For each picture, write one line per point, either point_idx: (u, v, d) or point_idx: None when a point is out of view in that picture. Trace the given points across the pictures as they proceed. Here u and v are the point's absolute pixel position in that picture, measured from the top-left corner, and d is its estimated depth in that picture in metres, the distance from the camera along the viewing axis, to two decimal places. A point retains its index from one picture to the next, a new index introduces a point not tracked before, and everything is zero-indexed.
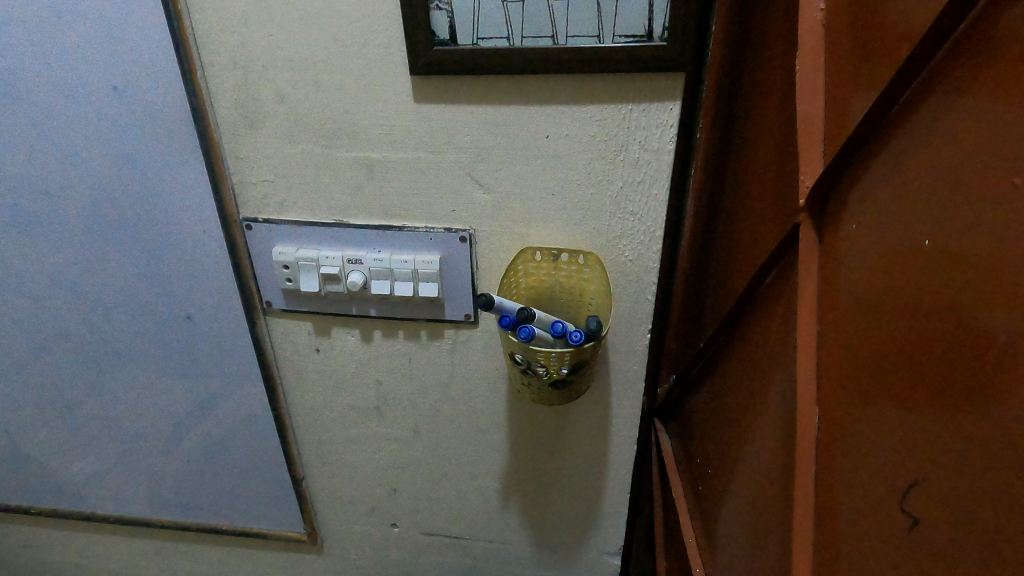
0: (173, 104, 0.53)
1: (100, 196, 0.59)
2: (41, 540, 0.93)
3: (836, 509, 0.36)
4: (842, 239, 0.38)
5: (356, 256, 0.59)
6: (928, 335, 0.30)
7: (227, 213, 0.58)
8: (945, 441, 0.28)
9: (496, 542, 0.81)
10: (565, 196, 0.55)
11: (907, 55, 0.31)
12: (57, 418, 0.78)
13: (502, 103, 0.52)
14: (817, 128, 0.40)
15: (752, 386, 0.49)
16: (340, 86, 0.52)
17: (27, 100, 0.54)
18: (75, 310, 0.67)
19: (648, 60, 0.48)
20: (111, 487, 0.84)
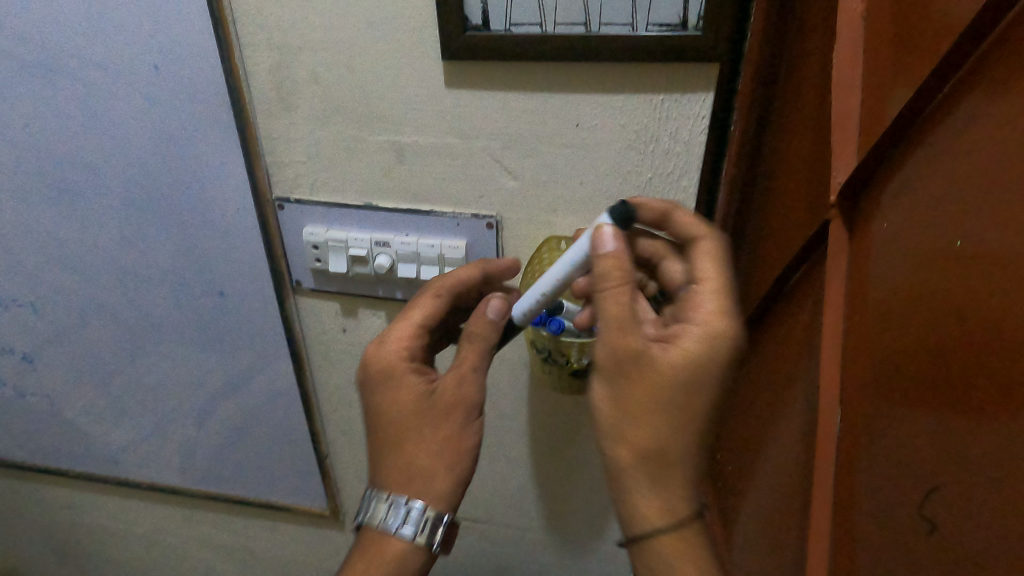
0: (211, 84, 0.54)
1: (141, 173, 0.61)
2: (81, 503, 0.97)
3: (854, 509, 0.36)
4: (874, 236, 0.37)
5: (383, 240, 0.60)
6: (952, 340, 0.29)
7: (261, 192, 0.60)
8: (966, 447, 0.28)
9: (513, 528, 0.82)
10: (593, 185, 0.55)
11: (948, 49, 0.30)
12: (94, 386, 0.81)
13: (532, 91, 0.51)
14: (852, 124, 0.39)
15: (776, 383, 0.49)
16: (373, 70, 0.52)
17: (74, 78, 0.56)
18: (115, 281, 0.70)
19: (681, 50, 0.47)
20: (145, 455, 0.87)
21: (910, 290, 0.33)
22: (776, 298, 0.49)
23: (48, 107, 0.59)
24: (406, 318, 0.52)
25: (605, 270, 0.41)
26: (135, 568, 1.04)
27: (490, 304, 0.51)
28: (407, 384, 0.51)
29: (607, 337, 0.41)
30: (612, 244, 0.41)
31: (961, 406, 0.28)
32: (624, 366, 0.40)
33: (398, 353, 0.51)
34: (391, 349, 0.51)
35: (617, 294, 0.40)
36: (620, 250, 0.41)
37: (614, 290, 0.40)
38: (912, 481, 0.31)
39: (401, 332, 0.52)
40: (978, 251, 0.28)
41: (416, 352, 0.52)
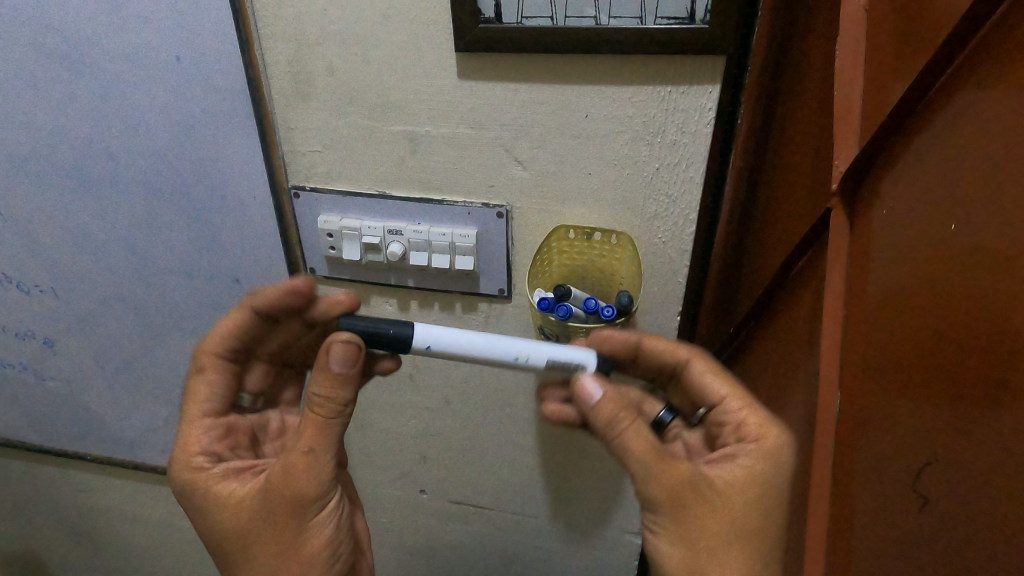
0: (230, 75, 0.56)
1: (161, 162, 0.63)
2: (96, 486, 1.00)
3: (853, 487, 0.37)
4: (873, 223, 0.38)
5: (396, 228, 0.61)
6: (945, 323, 0.30)
7: (277, 181, 0.61)
8: (956, 425, 0.29)
9: (520, 515, 0.83)
10: (601, 176, 0.56)
11: (945, 39, 0.31)
12: (112, 372, 0.83)
13: (543, 84, 0.52)
14: (854, 115, 0.40)
15: (779, 370, 0.50)
16: (388, 62, 0.54)
17: (98, 69, 0.58)
18: (133, 268, 0.72)
19: (689, 44, 0.48)
20: (160, 440, 0.89)
21: (906, 275, 0.34)
22: (780, 287, 0.50)
23: (72, 97, 0.60)
24: (195, 401, 0.55)
25: (616, 416, 0.44)
26: (150, 551, 1.07)
27: (331, 354, 0.46)
28: (226, 489, 0.51)
29: (660, 479, 0.43)
30: (597, 391, 0.45)
31: (956, 393, 0.29)
32: (679, 499, 0.43)
33: (190, 466, 0.52)
34: (182, 460, 0.53)
35: (635, 429, 0.44)
36: (341, 364, 0.46)
37: (632, 426, 0.44)
38: (907, 458, 0.32)
39: (200, 429, 0.54)
40: (970, 236, 0.29)
41: (209, 449, 0.54)
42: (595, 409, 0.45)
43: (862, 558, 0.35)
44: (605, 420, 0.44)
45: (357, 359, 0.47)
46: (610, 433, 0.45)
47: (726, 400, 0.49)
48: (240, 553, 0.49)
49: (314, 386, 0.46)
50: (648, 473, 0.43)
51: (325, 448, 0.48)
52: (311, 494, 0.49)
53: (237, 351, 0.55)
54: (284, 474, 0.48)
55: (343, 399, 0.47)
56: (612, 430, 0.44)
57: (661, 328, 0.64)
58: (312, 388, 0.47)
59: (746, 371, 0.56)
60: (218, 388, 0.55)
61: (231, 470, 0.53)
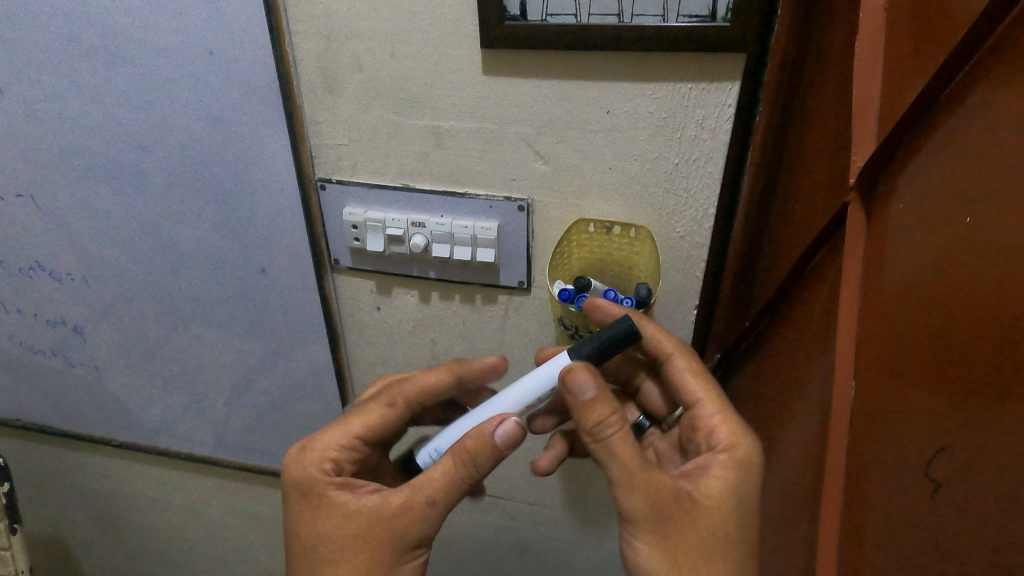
0: (261, 69, 0.57)
1: (192, 154, 0.65)
2: (120, 471, 1.02)
3: (866, 475, 0.38)
4: (890, 217, 0.39)
5: (420, 220, 0.63)
6: (958, 313, 0.31)
7: (305, 173, 0.63)
8: (969, 412, 0.30)
9: (536, 505, 0.85)
10: (622, 172, 0.57)
11: (962, 35, 0.32)
12: (140, 359, 0.85)
13: (566, 80, 0.54)
14: (871, 112, 0.41)
15: (793, 363, 0.51)
16: (415, 57, 0.55)
17: (134, 62, 0.60)
18: (162, 257, 0.74)
19: (710, 40, 0.49)
20: (186, 426, 0.92)
21: (922, 267, 0.35)
22: (796, 282, 0.51)
23: (108, 90, 0.63)
24: (354, 420, 0.57)
25: (606, 418, 0.47)
26: (173, 536, 1.09)
27: (500, 426, 0.48)
28: (342, 502, 0.51)
29: (639, 486, 0.46)
30: (590, 389, 0.48)
31: (966, 381, 0.30)
32: (661, 512, 0.46)
33: (319, 464, 0.54)
34: (314, 454, 0.54)
35: (622, 434, 0.47)
36: (507, 439, 0.48)
37: (621, 431, 0.47)
38: (920, 445, 0.33)
39: (340, 439, 0.55)
40: (984, 229, 0.30)
41: (339, 461, 0.55)
42: (588, 407, 0.48)
43: (875, 546, 0.36)
44: (594, 421, 0.47)
45: (516, 442, 0.49)
46: (597, 434, 0.48)
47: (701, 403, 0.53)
48: (330, 558, 0.50)
49: (473, 446, 0.49)
50: (632, 485, 0.46)
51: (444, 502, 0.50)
52: (417, 539, 0.50)
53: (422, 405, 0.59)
54: (402, 506, 0.50)
55: (480, 469, 0.49)
56: (598, 430, 0.47)
57: (677, 321, 0.65)
58: (470, 445, 0.49)
59: (761, 365, 0.57)
60: (385, 424, 0.57)
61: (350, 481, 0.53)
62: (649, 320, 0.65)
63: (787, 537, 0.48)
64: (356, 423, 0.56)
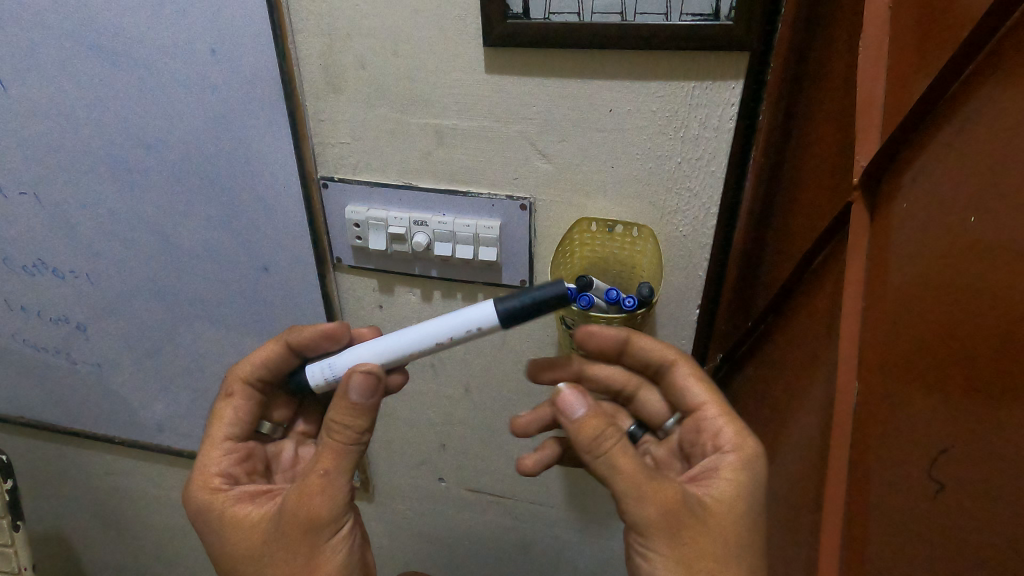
0: (263, 67, 0.57)
1: (193, 152, 0.65)
2: (123, 468, 1.02)
3: (869, 475, 0.38)
4: (894, 217, 0.38)
5: (422, 219, 0.63)
6: (963, 312, 0.31)
7: (307, 171, 0.63)
8: (973, 412, 0.30)
9: (538, 504, 0.84)
10: (624, 170, 0.57)
11: (968, 34, 0.31)
12: (142, 356, 0.85)
13: (568, 79, 0.54)
14: (876, 111, 0.41)
15: (796, 363, 0.50)
16: (417, 55, 0.55)
17: (135, 60, 0.60)
18: (164, 255, 0.74)
19: (713, 38, 0.49)
20: (187, 424, 0.92)
21: (926, 266, 0.35)
22: (799, 282, 0.51)
23: (110, 88, 0.63)
24: (218, 422, 0.59)
25: (602, 433, 0.46)
26: (174, 534, 1.09)
27: (352, 381, 0.47)
28: (240, 515, 0.53)
29: (650, 496, 0.45)
30: (579, 407, 0.47)
31: (968, 384, 0.30)
32: (677, 519, 0.45)
33: (208, 486, 0.55)
34: (202, 477, 0.56)
35: (619, 443, 0.46)
36: (364, 392, 0.48)
37: (619, 441, 0.46)
38: (924, 445, 0.33)
39: (218, 454, 0.58)
40: (990, 227, 0.29)
41: (225, 471, 0.57)
42: (581, 426, 0.46)
43: (879, 547, 0.36)
44: (591, 436, 0.46)
45: (377, 388, 0.49)
46: (596, 449, 0.46)
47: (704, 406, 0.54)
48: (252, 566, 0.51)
49: (335, 419, 0.48)
50: (644, 497, 0.45)
51: (340, 470, 0.50)
52: (331, 518, 0.50)
53: (265, 379, 0.60)
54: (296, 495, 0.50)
55: (359, 427, 0.49)
56: (598, 445, 0.46)
57: (680, 321, 0.65)
58: (331, 422, 0.48)
59: (764, 365, 0.57)
60: (242, 412, 0.60)
61: (246, 494, 0.55)
62: (651, 320, 0.65)
63: (790, 538, 0.48)
64: (228, 419, 0.59)
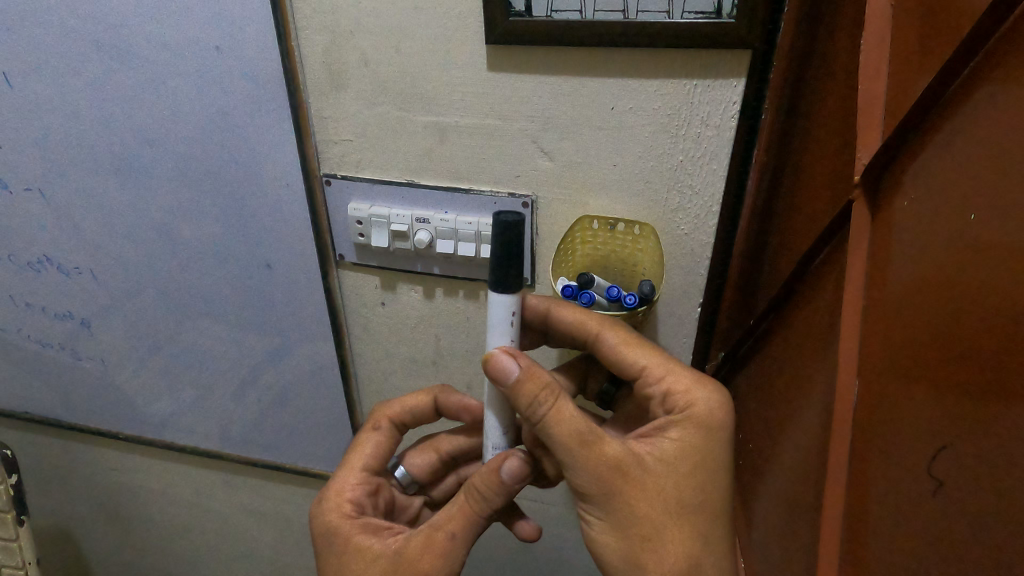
0: (267, 64, 0.57)
1: (198, 149, 0.65)
2: (126, 464, 1.03)
3: (869, 473, 0.38)
4: (894, 214, 0.38)
5: (424, 217, 0.63)
6: (963, 309, 0.31)
7: (310, 168, 0.63)
8: (973, 410, 0.30)
9: (539, 502, 0.85)
10: (626, 168, 0.57)
11: (967, 32, 0.32)
12: (146, 353, 0.85)
13: (571, 78, 0.54)
14: (877, 110, 0.41)
15: (797, 362, 0.50)
16: (420, 53, 0.55)
17: (141, 57, 0.60)
18: (168, 251, 0.74)
19: (715, 36, 0.49)
20: (191, 421, 0.92)
21: (927, 264, 0.35)
22: (800, 280, 0.51)
23: (115, 85, 0.63)
24: (360, 452, 0.60)
25: (537, 396, 0.45)
26: (179, 530, 1.10)
27: (506, 462, 0.49)
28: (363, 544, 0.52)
29: (588, 465, 0.45)
30: (514, 366, 0.46)
31: (967, 386, 0.30)
32: (611, 486, 0.45)
33: (339, 510, 0.55)
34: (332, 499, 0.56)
35: (558, 408, 0.45)
36: (518, 467, 0.49)
37: (555, 408, 0.45)
38: (923, 444, 0.33)
39: (353, 480, 0.58)
40: (989, 226, 0.30)
41: (358, 498, 0.57)
42: (517, 388, 0.46)
43: (878, 545, 0.36)
44: (527, 401, 0.46)
45: (523, 477, 0.50)
46: (532, 414, 0.46)
47: (647, 371, 0.51)
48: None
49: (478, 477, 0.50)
50: (578, 463, 0.45)
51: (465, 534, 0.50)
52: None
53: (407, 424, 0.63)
54: (422, 546, 0.49)
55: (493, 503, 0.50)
56: (535, 411, 0.45)
57: (681, 319, 0.65)
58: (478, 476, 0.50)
59: (764, 364, 0.57)
60: (382, 451, 0.61)
61: (371, 524, 0.54)
62: (652, 318, 0.65)
63: (789, 536, 0.48)
64: (366, 454, 0.60)
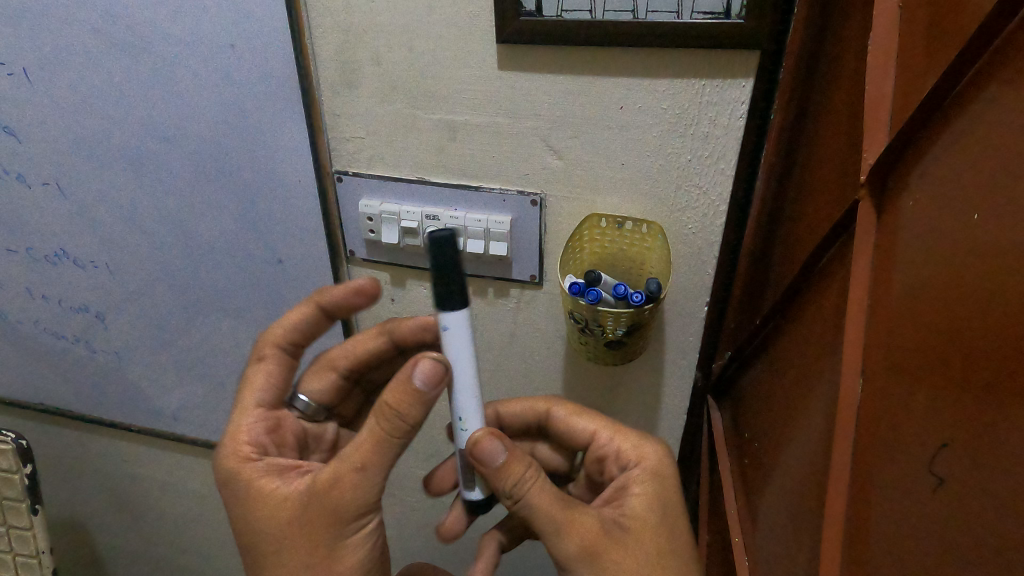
0: (281, 62, 0.58)
1: (210, 144, 0.66)
2: (138, 456, 1.05)
3: (871, 471, 0.38)
4: (899, 215, 0.39)
5: (433, 214, 0.64)
6: (966, 308, 0.31)
7: (322, 165, 0.64)
8: (975, 408, 0.30)
9: None
10: (634, 167, 0.57)
11: (971, 34, 0.32)
12: (159, 346, 0.87)
13: (580, 77, 0.54)
14: (883, 111, 0.41)
15: (803, 361, 0.51)
16: (431, 52, 0.56)
17: (157, 54, 0.61)
18: (181, 247, 0.75)
19: (725, 36, 0.49)
20: (202, 415, 0.93)
21: (931, 263, 0.35)
22: (806, 279, 0.51)
23: (132, 81, 0.64)
24: (250, 388, 0.59)
25: (522, 476, 0.47)
26: (190, 522, 1.11)
27: (417, 367, 0.46)
28: (270, 490, 0.51)
29: (570, 530, 0.47)
30: (499, 454, 0.48)
31: (966, 389, 0.31)
32: (598, 548, 0.47)
33: (237, 453, 0.54)
34: (232, 448, 0.54)
35: (538, 483, 0.47)
36: (509, 452, 0.48)
37: (537, 480, 0.47)
38: (925, 442, 0.33)
39: (249, 419, 0.57)
40: (991, 225, 0.30)
41: (256, 438, 0.56)
42: (502, 470, 0.47)
43: (879, 544, 0.36)
44: (511, 481, 0.47)
45: (440, 381, 0.47)
46: (516, 493, 0.47)
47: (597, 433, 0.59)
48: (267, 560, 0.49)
49: (388, 398, 0.47)
50: (560, 524, 0.47)
51: (378, 465, 0.48)
52: (356, 507, 0.48)
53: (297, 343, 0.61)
54: (331, 480, 0.48)
55: (411, 418, 0.47)
56: (518, 489, 0.47)
57: (687, 318, 0.65)
58: (391, 397, 0.47)
59: (770, 363, 0.58)
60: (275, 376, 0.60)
61: (277, 467, 0.53)
62: (659, 316, 0.66)
63: (792, 536, 0.49)
64: (259, 384, 0.59)
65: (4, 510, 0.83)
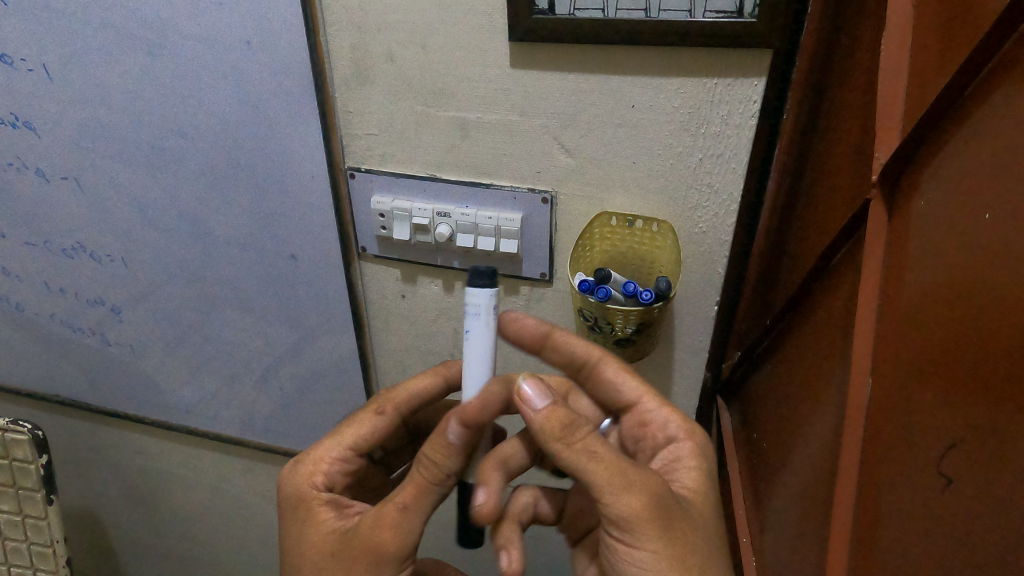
0: (296, 60, 0.59)
1: (226, 141, 0.67)
2: (151, 448, 1.06)
3: (880, 473, 0.38)
4: (909, 216, 0.39)
5: (445, 211, 0.64)
6: (975, 309, 0.31)
7: (335, 162, 0.65)
8: (983, 408, 0.30)
9: None
10: (645, 166, 0.57)
11: (985, 32, 0.32)
12: (173, 340, 0.88)
13: (590, 76, 0.55)
14: (895, 111, 0.41)
15: (812, 361, 0.51)
16: (445, 49, 0.56)
17: (173, 51, 0.62)
18: (196, 241, 0.76)
19: (737, 35, 0.49)
20: (213, 408, 0.95)
21: (941, 263, 0.35)
22: (817, 279, 0.51)
23: (149, 78, 0.65)
24: (353, 430, 0.57)
25: (574, 420, 0.45)
26: (202, 514, 1.13)
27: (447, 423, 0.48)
28: (319, 525, 0.53)
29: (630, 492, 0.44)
30: (542, 400, 0.46)
31: (975, 390, 0.31)
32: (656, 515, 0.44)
33: (310, 480, 0.55)
34: (308, 470, 0.56)
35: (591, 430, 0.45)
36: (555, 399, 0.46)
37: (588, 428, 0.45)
38: (933, 442, 0.33)
39: (335, 453, 0.57)
40: (1000, 223, 0.30)
41: (330, 472, 0.56)
42: (555, 415, 0.45)
43: (888, 546, 0.36)
44: (562, 424, 0.45)
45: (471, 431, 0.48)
46: (569, 437, 0.45)
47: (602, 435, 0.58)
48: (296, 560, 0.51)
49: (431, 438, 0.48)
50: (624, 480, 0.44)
51: (419, 508, 0.49)
52: (394, 553, 0.49)
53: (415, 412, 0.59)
54: (376, 520, 0.49)
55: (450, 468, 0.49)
56: (570, 433, 0.45)
57: (696, 317, 0.65)
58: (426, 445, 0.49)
59: (780, 363, 0.58)
60: (378, 433, 0.58)
61: (336, 503, 0.55)
62: (669, 315, 0.66)
63: (799, 538, 0.49)
64: (359, 431, 0.57)
65: (19, 500, 0.84)
